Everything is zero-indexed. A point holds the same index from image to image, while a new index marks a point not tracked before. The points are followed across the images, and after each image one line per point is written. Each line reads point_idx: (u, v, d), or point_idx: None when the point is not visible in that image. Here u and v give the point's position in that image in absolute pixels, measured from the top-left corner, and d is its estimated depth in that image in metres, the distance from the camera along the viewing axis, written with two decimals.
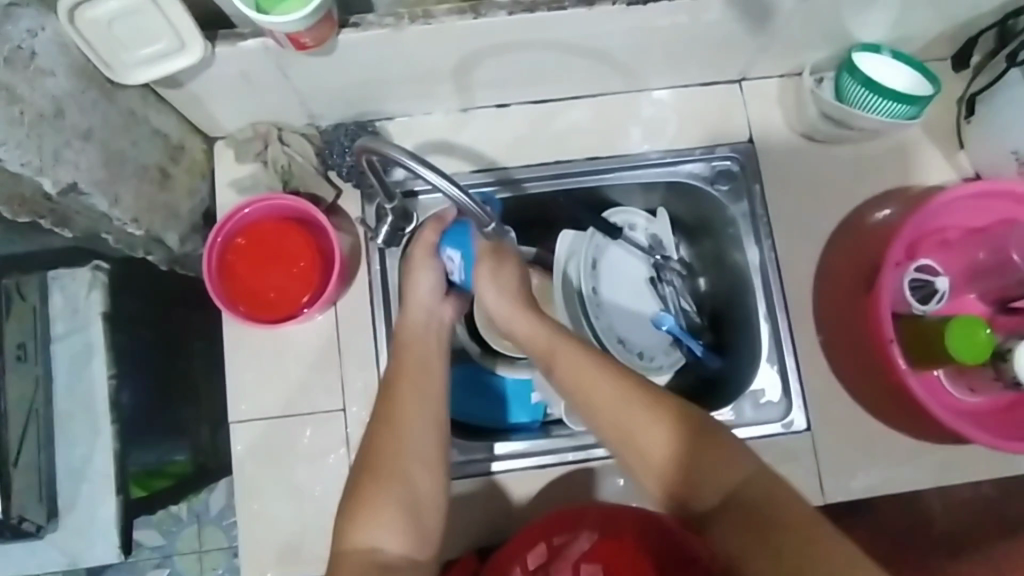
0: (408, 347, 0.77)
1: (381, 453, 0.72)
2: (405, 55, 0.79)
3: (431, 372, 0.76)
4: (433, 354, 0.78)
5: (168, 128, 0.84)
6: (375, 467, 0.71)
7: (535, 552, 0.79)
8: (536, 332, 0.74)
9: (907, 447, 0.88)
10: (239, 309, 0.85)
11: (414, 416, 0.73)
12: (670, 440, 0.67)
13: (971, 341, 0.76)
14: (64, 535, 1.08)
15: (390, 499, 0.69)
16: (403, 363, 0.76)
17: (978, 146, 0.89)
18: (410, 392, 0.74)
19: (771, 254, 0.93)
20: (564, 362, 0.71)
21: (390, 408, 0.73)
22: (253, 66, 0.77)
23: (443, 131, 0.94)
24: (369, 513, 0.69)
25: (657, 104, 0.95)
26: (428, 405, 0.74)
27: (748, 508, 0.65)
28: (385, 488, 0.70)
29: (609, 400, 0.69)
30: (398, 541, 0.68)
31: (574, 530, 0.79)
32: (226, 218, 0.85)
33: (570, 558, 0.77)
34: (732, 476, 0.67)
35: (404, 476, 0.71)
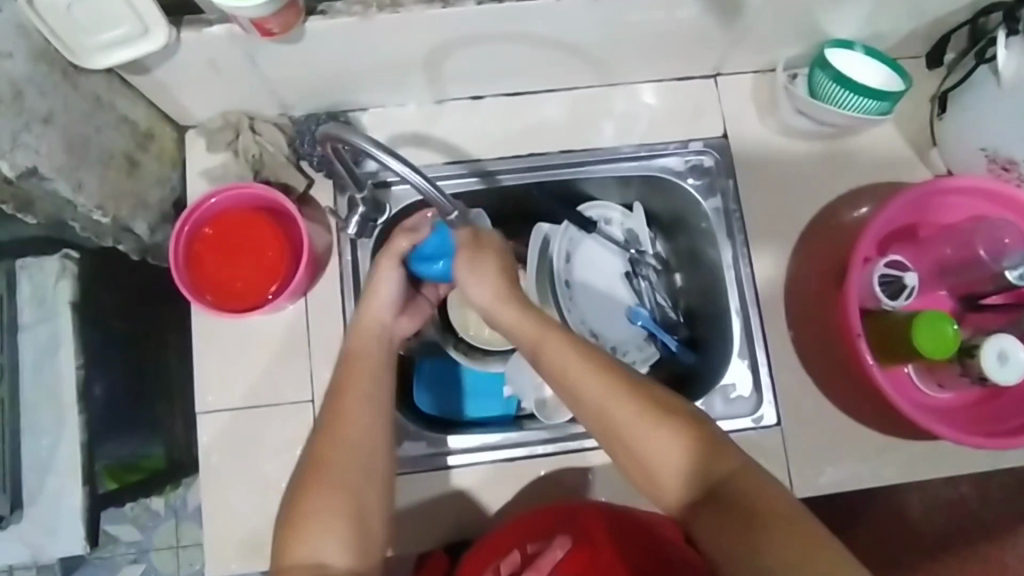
0: (357, 354, 0.77)
1: (328, 462, 0.70)
2: (375, 44, 0.78)
3: (377, 378, 0.76)
4: (384, 367, 0.77)
5: (135, 116, 0.83)
6: (315, 478, 0.70)
7: (508, 560, 0.76)
8: (522, 314, 0.74)
9: (876, 442, 0.88)
10: (207, 298, 0.84)
11: (358, 424, 0.72)
12: (655, 428, 0.67)
13: (936, 335, 0.77)
14: (27, 526, 1.06)
15: (331, 509, 0.68)
16: (351, 367, 0.76)
17: (950, 146, 0.89)
18: (359, 399, 0.74)
19: (743, 250, 0.93)
20: (552, 350, 0.71)
21: (335, 419, 0.73)
22: (219, 53, 0.76)
23: (417, 123, 0.93)
24: (313, 526, 0.67)
25: (632, 98, 0.94)
26: (376, 413, 0.73)
27: (730, 493, 0.64)
28: (330, 499, 0.69)
29: (594, 390, 0.69)
30: (342, 554, 0.67)
31: (548, 538, 0.77)
32: (193, 207, 0.84)
33: (543, 567, 0.74)
34: (717, 460, 0.66)
35: (350, 485, 0.70)
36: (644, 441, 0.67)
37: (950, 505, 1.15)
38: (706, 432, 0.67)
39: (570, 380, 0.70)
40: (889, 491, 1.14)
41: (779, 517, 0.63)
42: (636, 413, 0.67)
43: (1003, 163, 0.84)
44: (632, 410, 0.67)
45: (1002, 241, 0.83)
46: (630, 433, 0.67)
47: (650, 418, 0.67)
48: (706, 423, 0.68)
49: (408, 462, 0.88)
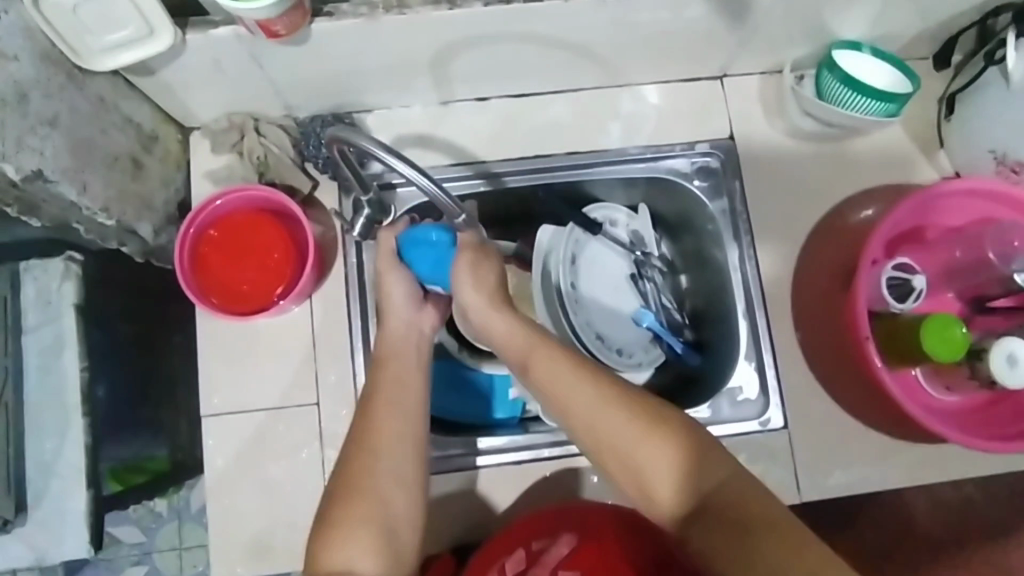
0: (387, 359, 0.76)
1: (361, 474, 0.70)
2: (381, 46, 0.78)
3: (412, 388, 0.75)
4: (416, 380, 0.76)
5: (140, 117, 0.83)
6: (346, 484, 0.70)
7: (515, 557, 0.76)
8: (508, 327, 0.72)
9: (883, 445, 0.88)
10: (212, 301, 0.83)
11: (388, 432, 0.72)
12: (647, 436, 0.66)
13: (946, 339, 0.76)
14: (32, 529, 1.06)
15: (364, 517, 0.69)
16: (380, 374, 0.75)
17: (957, 147, 0.89)
18: (388, 404, 0.73)
19: (750, 251, 0.92)
20: (538, 365, 0.70)
21: (365, 425, 0.73)
22: (225, 55, 0.76)
23: (422, 124, 0.93)
24: (343, 529, 0.68)
25: (639, 99, 0.94)
26: (407, 420, 0.73)
27: (727, 505, 0.64)
28: (362, 510, 0.69)
29: (584, 399, 0.68)
30: (373, 563, 0.67)
31: (554, 534, 0.77)
32: (198, 209, 0.83)
33: (548, 565, 0.75)
34: (708, 471, 0.66)
35: (379, 491, 0.70)
36: (635, 451, 0.66)
37: (956, 507, 1.14)
38: (697, 443, 0.66)
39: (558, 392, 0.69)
40: (894, 494, 1.13)
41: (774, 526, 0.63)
42: (625, 424, 0.67)
43: (1012, 164, 0.84)
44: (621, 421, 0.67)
45: (1012, 244, 0.82)
46: (622, 443, 0.67)
47: (642, 425, 0.67)
48: (697, 431, 0.67)
49: None
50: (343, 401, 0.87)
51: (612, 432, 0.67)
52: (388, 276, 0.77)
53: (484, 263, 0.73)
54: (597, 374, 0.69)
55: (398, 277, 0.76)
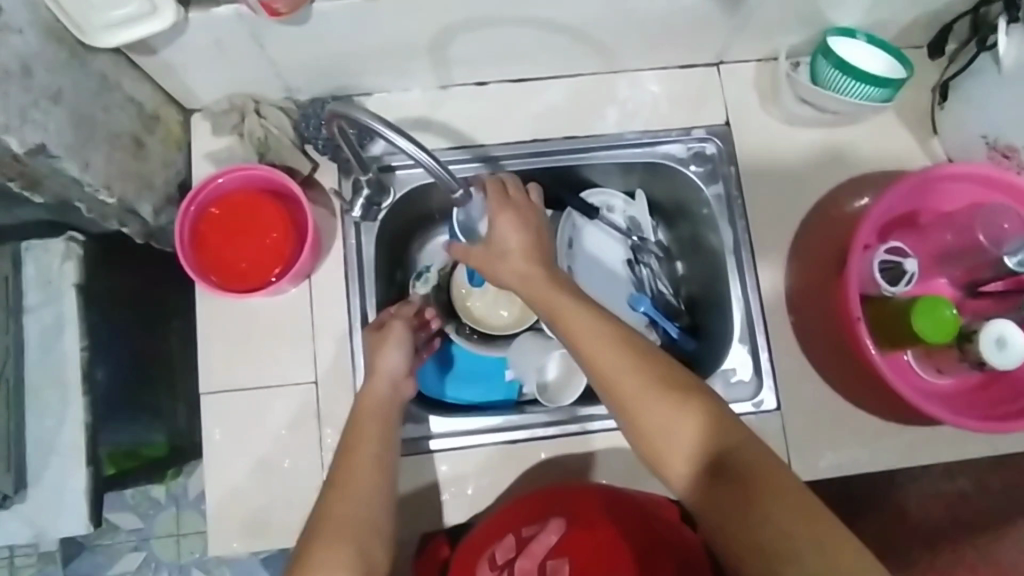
0: (363, 422, 0.77)
1: (335, 520, 0.67)
2: (382, 27, 0.79)
3: (380, 445, 0.75)
4: (387, 443, 0.76)
5: (142, 97, 0.83)
6: (324, 530, 0.67)
7: (504, 546, 0.76)
8: (536, 276, 0.76)
9: (875, 427, 0.89)
10: (211, 279, 0.84)
11: (364, 485, 0.71)
12: (665, 399, 0.66)
13: (936, 319, 0.77)
14: (32, 507, 1.05)
15: (342, 561, 0.64)
16: (357, 435, 0.76)
17: (951, 133, 0.90)
18: (361, 459, 0.73)
19: (745, 236, 0.93)
20: (567, 320, 0.72)
21: (342, 478, 0.71)
22: (227, 34, 0.77)
23: (421, 108, 0.94)
24: (320, 566, 0.63)
25: (636, 85, 0.95)
26: (381, 476, 0.72)
27: (739, 471, 0.63)
28: (338, 547, 0.65)
29: (606, 357, 0.69)
30: None
31: (543, 522, 0.76)
32: (199, 187, 0.84)
33: (536, 553, 0.74)
34: (721, 435, 0.65)
35: (358, 537, 0.66)
36: (651, 412, 0.66)
37: (948, 495, 1.15)
38: (712, 408, 0.65)
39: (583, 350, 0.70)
40: (886, 482, 1.14)
41: (791, 499, 0.61)
42: (643, 385, 0.67)
43: (1004, 149, 0.85)
44: (639, 382, 0.67)
45: (1002, 228, 0.83)
46: (639, 403, 0.66)
47: (661, 386, 0.67)
48: (714, 397, 0.67)
49: (408, 445, 0.89)
50: (341, 380, 0.88)
51: (630, 391, 0.67)
52: (387, 344, 0.83)
53: (522, 210, 0.79)
54: (620, 336, 0.69)
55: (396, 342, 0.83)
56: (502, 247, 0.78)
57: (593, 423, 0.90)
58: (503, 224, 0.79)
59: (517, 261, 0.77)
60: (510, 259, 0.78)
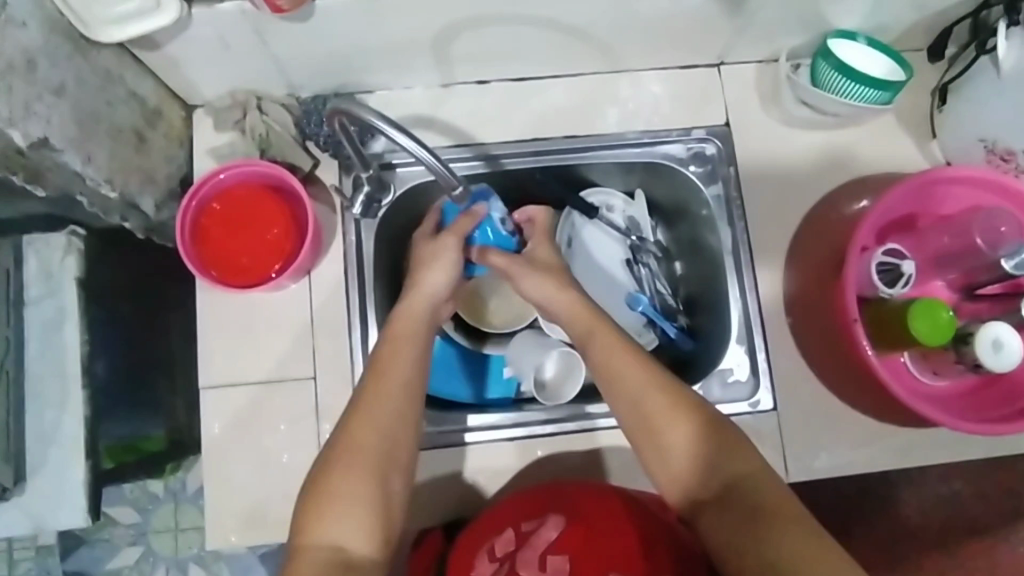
0: (394, 341, 0.77)
1: (353, 451, 0.70)
2: (384, 24, 0.79)
3: (411, 370, 0.75)
4: (417, 373, 0.75)
5: (145, 91, 0.84)
6: (342, 460, 0.69)
7: (503, 538, 0.77)
8: (576, 306, 0.78)
9: (870, 428, 0.89)
10: (212, 273, 0.85)
11: (388, 413, 0.72)
12: (686, 422, 0.69)
13: (933, 321, 0.78)
14: (31, 498, 1.05)
15: (356, 497, 0.68)
16: (386, 356, 0.75)
17: (949, 136, 0.91)
18: (388, 383, 0.73)
19: (744, 237, 0.94)
20: (597, 343, 0.74)
21: (367, 403, 0.72)
22: (230, 30, 0.77)
23: (422, 105, 0.94)
24: (334, 506, 0.67)
25: (637, 85, 0.95)
26: (407, 403, 0.73)
27: (748, 496, 0.66)
28: (354, 481, 0.68)
29: (631, 375, 0.71)
30: (363, 538, 0.66)
31: (542, 516, 0.77)
32: (201, 182, 0.85)
33: (537, 547, 0.75)
34: (736, 460, 0.68)
35: (375, 474, 0.69)
36: (671, 432, 0.69)
37: (944, 498, 1.16)
38: (729, 432, 0.69)
39: (608, 368, 0.72)
40: (883, 484, 1.15)
41: (798, 524, 0.63)
42: (665, 407, 0.69)
43: (1002, 153, 0.85)
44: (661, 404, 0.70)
45: (1000, 230, 0.83)
46: (659, 422, 0.69)
47: (683, 409, 0.69)
48: (731, 424, 0.70)
49: None
50: (339, 376, 0.88)
51: (651, 411, 0.70)
52: (438, 259, 0.82)
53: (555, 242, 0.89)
54: (648, 359, 0.72)
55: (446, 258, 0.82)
56: (542, 263, 0.83)
57: (589, 421, 0.91)
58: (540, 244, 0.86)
59: (552, 278, 0.80)
60: (546, 286, 0.80)
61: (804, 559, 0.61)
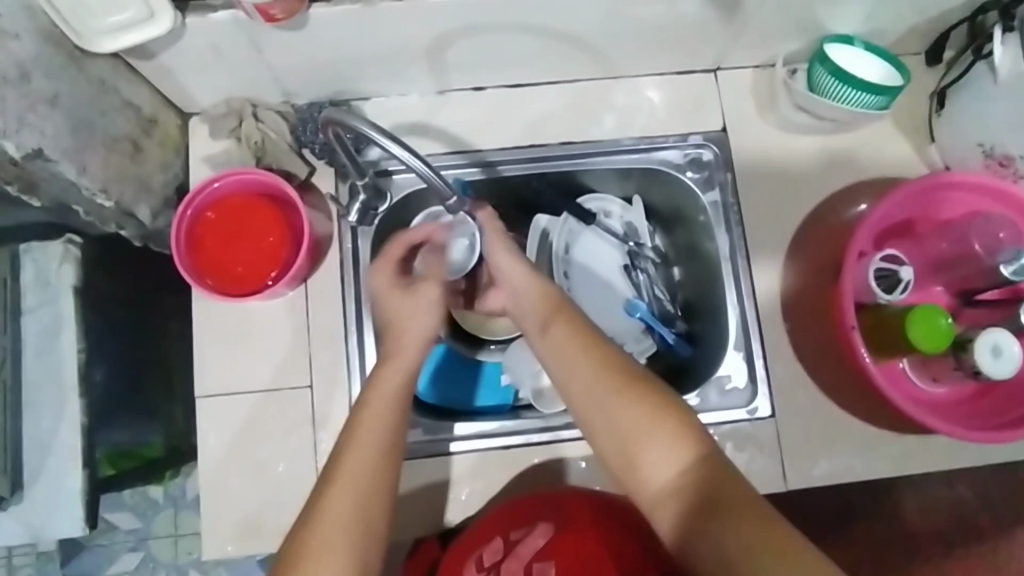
0: (378, 385, 0.73)
1: (333, 497, 0.67)
2: (378, 33, 0.79)
3: (393, 413, 0.72)
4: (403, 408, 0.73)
5: (140, 101, 0.84)
6: (321, 510, 0.66)
7: (491, 548, 0.77)
8: (539, 292, 0.77)
9: (869, 435, 0.89)
10: (207, 282, 0.84)
11: (369, 456, 0.69)
12: (636, 404, 0.68)
13: (930, 329, 0.77)
14: (27, 508, 1.06)
15: (336, 545, 0.64)
16: (368, 401, 0.72)
17: (947, 140, 0.90)
18: (370, 427, 0.70)
19: (741, 242, 0.93)
20: (557, 331, 0.74)
21: (345, 449, 0.69)
22: (224, 39, 0.77)
23: (418, 112, 0.94)
24: (313, 559, 0.64)
25: (633, 92, 0.95)
26: (387, 445, 0.70)
27: (702, 483, 0.64)
28: (336, 532, 0.65)
29: (583, 362, 0.71)
30: None
31: (530, 524, 0.78)
32: (195, 191, 0.84)
33: (523, 557, 0.76)
34: (690, 445, 0.66)
35: (357, 521, 0.66)
36: (623, 418, 0.68)
37: (946, 503, 1.15)
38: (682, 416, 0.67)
39: (562, 357, 0.72)
40: (883, 490, 1.14)
41: (751, 510, 0.62)
42: (616, 392, 0.69)
43: (1000, 158, 0.85)
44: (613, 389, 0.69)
45: (998, 237, 0.83)
46: (612, 408, 0.68)
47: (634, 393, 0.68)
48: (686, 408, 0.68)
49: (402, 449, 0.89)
50: (336, 384, 0.88)
51: (603, 397, 0.69)
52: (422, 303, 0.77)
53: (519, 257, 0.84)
54: (600, 345, 0.72)
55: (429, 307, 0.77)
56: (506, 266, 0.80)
57: None
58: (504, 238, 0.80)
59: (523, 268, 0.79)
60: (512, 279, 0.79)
61: (757, 549, 0.59)
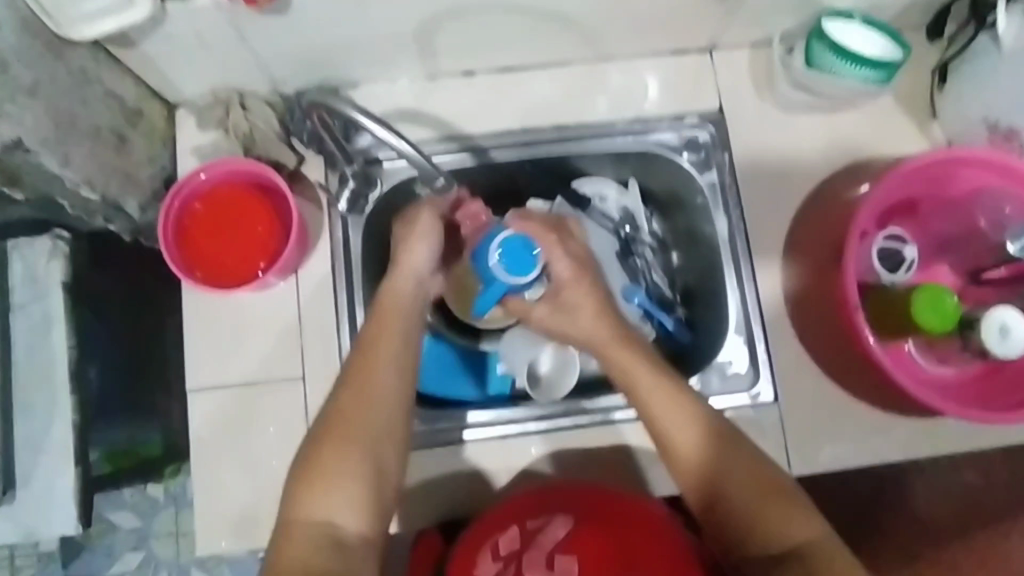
0: (386, 309, 0.75)
1: (348, 419, 0.69)
2: (364, 16, 0.77)
3: (405, 342, 0.74)
4: (410, 327, 0.75)
5: (124, 91, 0.82)
6: (335, 433, 0.68)
7: (507, 536, 0.72)
8: (620, 351, 0.74)
9: (874, 420, 0.87)
10: (197, 275, 0.83)
11: (383, 381, 0.71)
12: (744, 479, 0.67)
13: (937, 309, 0.75)
14: (19, 509, 1.03)
15: (349, 470, 0.66)
16: (378, 327, 0.74)
17: (950, 116, 0.88)
18: (381, 353, 0.72)
19: (740, 224, 0.91)
20: (646, 389, 0.72)
21: (360, 372, 0.71)
22: (207, 25, 0.75)
23: (408, 99, 0.92)
24: (327, 480, 0.66)
25: (628, 73, 0.93)
26: (399, 367, 0.72)
27: (810, 561, 0.63)
28: (346, 454, 0.67)
29: (685, 428, 0.70)
30: (354, 515, 0.65)
31: (549, 516, 0.73)
32: (182, 182, 0.83)
33: (543, 547, 0.70)
34: (798, 524, 0.65)
35: (370, 448, 0.68)
36: (731, 491, 0.67)
37: (954, 489, 1.13)
38: (791, 495, 0.67)
39: (663, 421, 0.71)
40: (890, 476, 1.12)
41: None
42: (723, 463, 0.68)
43: (1005, 132, 0.83)
44: (719, 461, 0.68)
45: (1003, 213, 0.84)
46: (718, 479, 0.68)
47: (741, 465, 0.68)
48: (795, 488, 0.68)
49: None
50: (329, 376, 0.87)
51: (708, 467, 0.68)
52: (419, 233, 0.78)
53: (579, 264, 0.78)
54: (702, 410, 0.71)
55: (422, 237, 0.78)
56: (568, 308, 0.77)
57: (585, 418, 0.88)
58: (568, 284, 0.77)
59: (586, 317, 0.76)
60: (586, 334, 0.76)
61: None
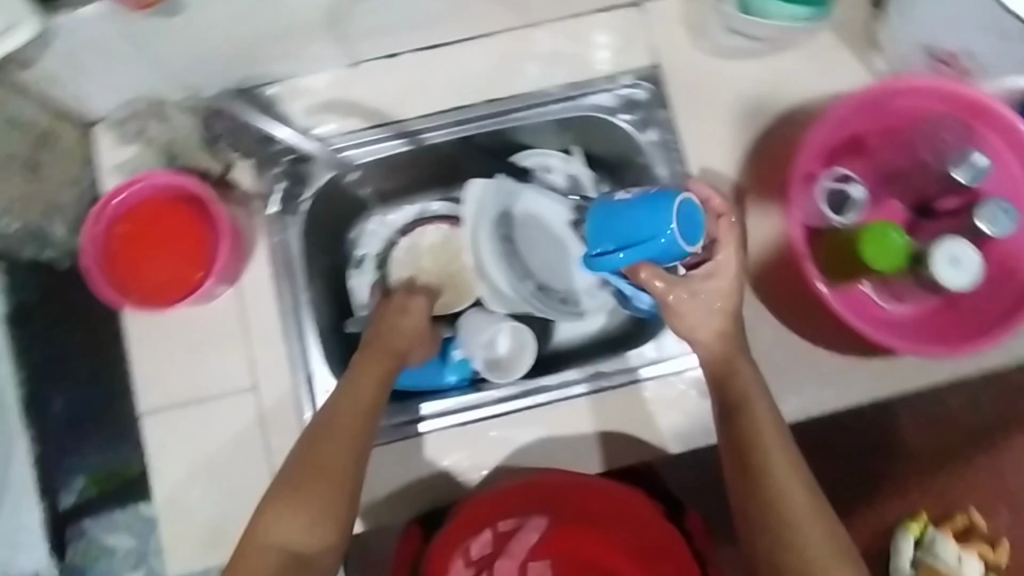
0: (369, 360, 0.79)
1: (322, 451, 0.71)
2: (268, 10, 0.73)
3: (382, 391, 0.77)
4: (387, 378, 0.79)
5: (29, 114, 0.78)
6: (306, 464, 0.70)
7: (480, 540, 0.78)
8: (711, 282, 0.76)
9: (835, 365, 0.86)
10: (132, 297, 0.80)
11: (360, 422, 0.74)
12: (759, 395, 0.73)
13: (885, 248, 0.73)
14: None
15: (315, 500, 0.68)
16: (360, 373, 0.77)
17: (892, 46, 0.85)
18: (361, 396, 0.75)
19: (685, 181, 0.89)
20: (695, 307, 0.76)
21: (336, 410, 0.74)
22: (101, 38, 0.71)
23: (333, 89, 0.89)
24: (293, 506, 0.68)
25: (557, 38, 0.89)
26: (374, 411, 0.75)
27: (783, 478, 0.68)
28: (315, 487, 0.69)
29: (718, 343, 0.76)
30: (313, 543, 0.67)
31: (522, 518, 0.79)
32: (103, 203, 0.80)
33: (516, 554, 0.78)
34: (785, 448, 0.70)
35: (340, 483, 0.70)
36: (747, 400, 0.73)
37: None
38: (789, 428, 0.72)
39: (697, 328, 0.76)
40: None
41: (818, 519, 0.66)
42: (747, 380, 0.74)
43: (944, 56, 0.81)
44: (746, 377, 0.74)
45: (943, 141, 0.82)
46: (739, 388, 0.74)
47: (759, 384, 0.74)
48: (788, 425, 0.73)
49: None
50: (282, 384, 0.85)
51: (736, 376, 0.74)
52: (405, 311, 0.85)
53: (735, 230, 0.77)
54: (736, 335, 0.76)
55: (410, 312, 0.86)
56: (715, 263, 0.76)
57: (546, 395, 0.89)
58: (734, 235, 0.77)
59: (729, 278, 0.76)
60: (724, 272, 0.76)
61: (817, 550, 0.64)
